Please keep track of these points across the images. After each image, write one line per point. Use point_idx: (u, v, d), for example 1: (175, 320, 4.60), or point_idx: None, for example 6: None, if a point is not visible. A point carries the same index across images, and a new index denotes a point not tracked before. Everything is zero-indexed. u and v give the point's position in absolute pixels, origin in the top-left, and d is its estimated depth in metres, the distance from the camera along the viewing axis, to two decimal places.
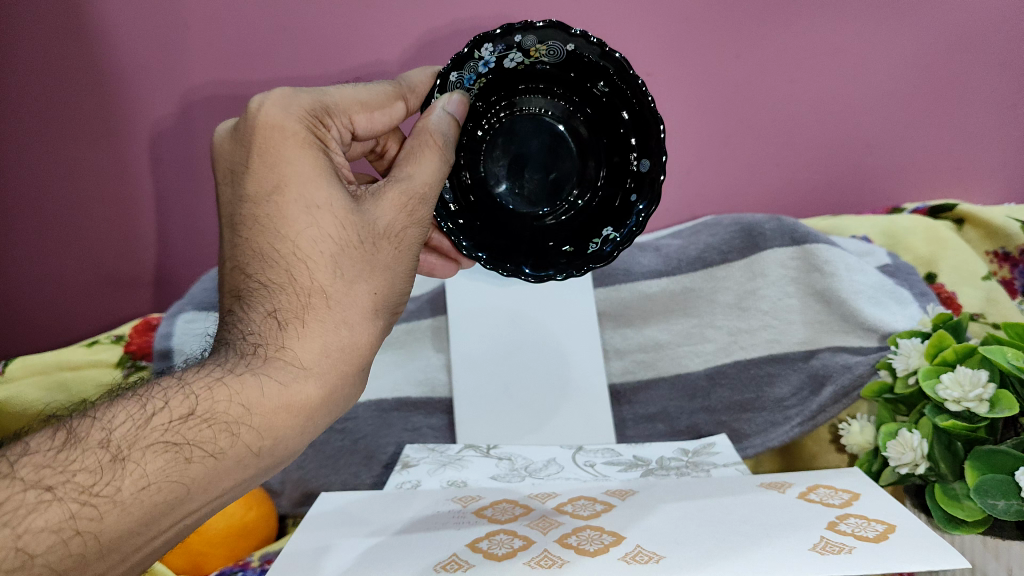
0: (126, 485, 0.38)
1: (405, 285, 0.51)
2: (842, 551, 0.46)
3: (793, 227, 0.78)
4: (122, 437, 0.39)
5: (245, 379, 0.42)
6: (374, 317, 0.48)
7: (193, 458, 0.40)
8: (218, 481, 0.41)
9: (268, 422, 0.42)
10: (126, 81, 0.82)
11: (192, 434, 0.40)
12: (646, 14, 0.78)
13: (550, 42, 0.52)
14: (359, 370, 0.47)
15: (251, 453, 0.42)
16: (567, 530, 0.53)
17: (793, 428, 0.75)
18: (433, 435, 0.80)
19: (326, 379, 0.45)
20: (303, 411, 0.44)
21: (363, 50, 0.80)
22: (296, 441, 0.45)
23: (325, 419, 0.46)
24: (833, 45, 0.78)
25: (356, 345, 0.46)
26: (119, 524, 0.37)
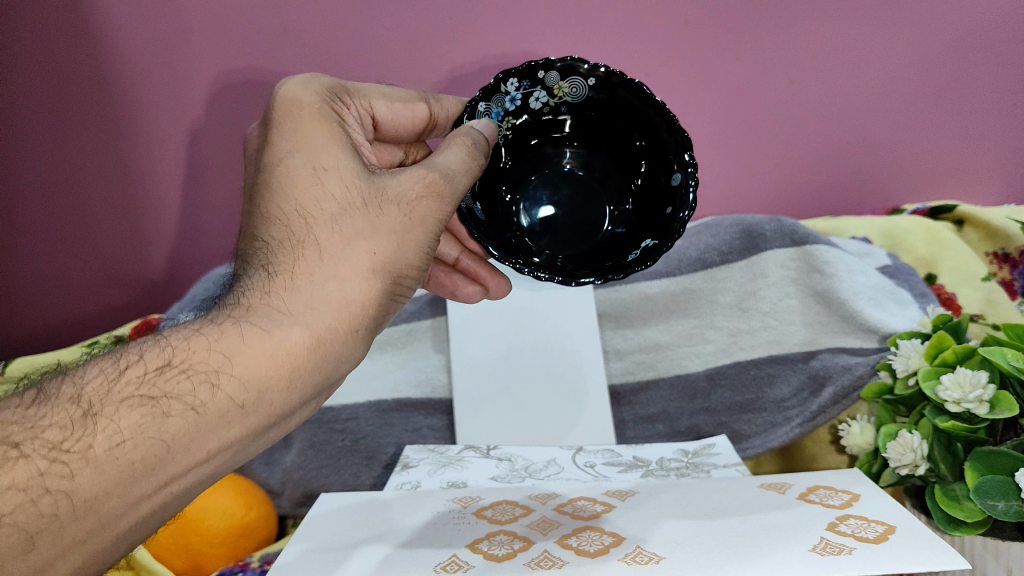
0: (99, 441, 0.37)
1: (416, 254, 0.48)
2: (842, 552, 0.46)
3: (793, 228, 0.78)
4: (95, 393, 0.39)
5: (229, 332, 0.41)
6: (372, 275, 0.46)
7: (172, 412, 0.39)
8: (202, 439, 0.40)
9: (250, 372, 0.41)
10: (127, 81, 0.82)
11: (170, 386, 0.39)
12: (646, 15, 0.78)
13: (572, 76, 0.54)
14: (354, 328, 0.45)
15: (236, 408, 0.40)
16: (567, 530, 0.53)
17: (793, 428, 0.74)
18: (434, 435, 0.80)
19: (314, 327, 0.43)
20: (290, 362, 0.42)
21: (364, 50, 0.80)
22: (286, 399, 0.43)
23: (318, 377, 0.44)
24: (832, 46, 0.78)
25: (351, 299, 0.45)
26: (92, 483, 0.37)
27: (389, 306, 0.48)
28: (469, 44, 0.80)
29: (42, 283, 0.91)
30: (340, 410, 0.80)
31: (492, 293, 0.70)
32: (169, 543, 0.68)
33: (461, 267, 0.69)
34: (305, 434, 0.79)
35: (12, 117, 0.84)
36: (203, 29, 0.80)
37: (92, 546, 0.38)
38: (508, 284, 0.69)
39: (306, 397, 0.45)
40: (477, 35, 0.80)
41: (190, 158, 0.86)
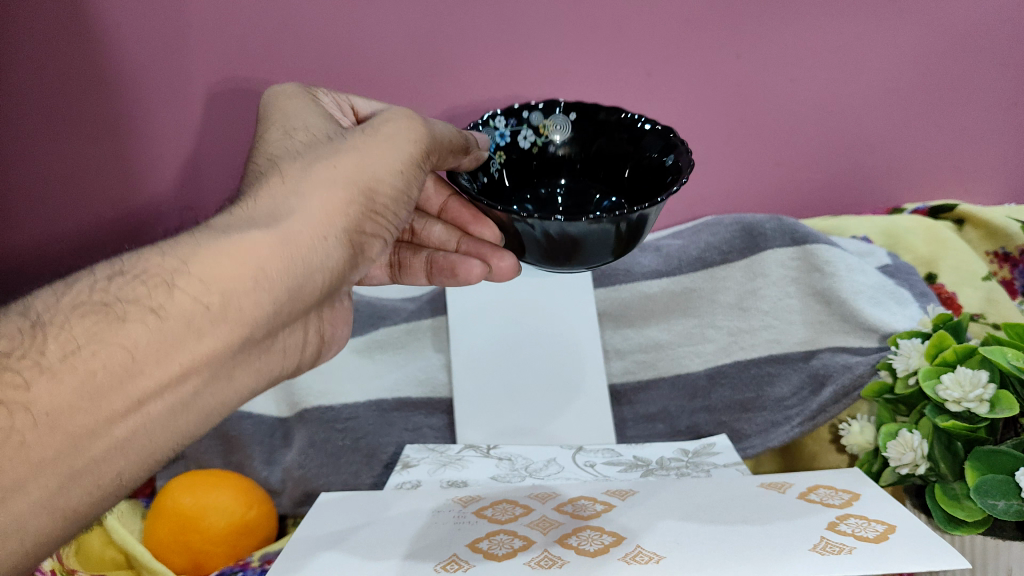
0: (52, 350, 0.34)
1: (389, 168, 0.45)
2: (842, 551, 0.46)
3: (793, 227, 0.79)
4: (46, 307, 0.36)
5: (189, 242, 0.38)
6: (338, 182, 0.43)
7: (129, 317, 0.35)
8: (170, 348, 0.36)
9: (210, 269, 0.37)
10: (127, 78, 0.82)
11: (124, 292, 0.36)
12: (647, 14, 0.78)
13: (553, 113, 0.65)
14: (325, 234, 0.42)
15: (201, 311, 0.36)
16: (567, 530, 0.53)
17: (793, 428, 0.74)
18: (434, 435, 0.80)
19: (280, 228, 0.40)
20: (258, 262, 0.38)
21: (364, 49, 0.80)
22: (260, 307, 0.39)
23: (292, 285, 0.40)
24: (833, 45, 0.78)
25: (318, 205, 0.42)
26: (53, 394, 0.33)
27: (369, 221, 0.45)
28: (469, 43, 0.80)
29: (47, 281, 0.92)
30: (341, 409, 0.80)
31: (497, 274, 0.60)
32: (169, 542, 0.68)
33: (462, 250, 0.62)
34: (306, 432, 0.79)
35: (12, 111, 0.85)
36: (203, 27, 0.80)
37: (68, 472, 0.34)
38: (510, 260, 0.59)
39: (284, 309, 0.40)
40: (477, 35, 0.80)
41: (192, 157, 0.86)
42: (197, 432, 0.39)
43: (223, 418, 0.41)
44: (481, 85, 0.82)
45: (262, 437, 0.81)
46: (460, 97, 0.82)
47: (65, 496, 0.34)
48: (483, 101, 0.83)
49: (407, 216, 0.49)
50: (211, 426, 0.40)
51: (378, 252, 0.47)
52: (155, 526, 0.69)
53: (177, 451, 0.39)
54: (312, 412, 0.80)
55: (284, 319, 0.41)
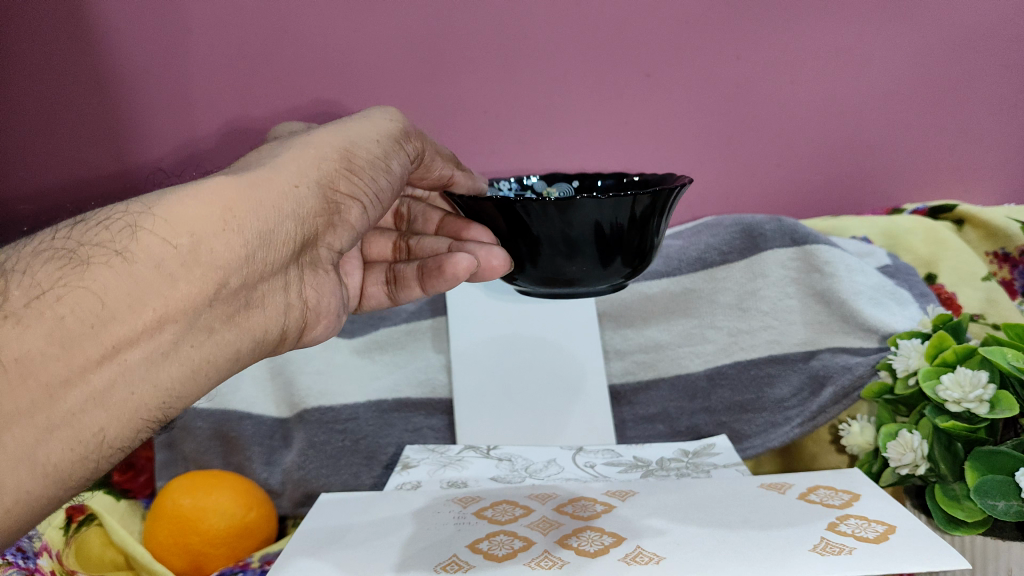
0: (16, 295, 0.33)
1: (357, 135, 0.47)
2: (843, 551, 0.46)
3: (793, 228, 0.78)
4: (7, 260, 0.35)
5: (155, 194, 0.38)
6: (305, 145, 0.44)
7: (95, 261, 0.34)
8: (143, 292, 0.34)
9: (177, 210, 0.36)
10: (127, 76, 0.82)
11: (88, 238, 0.35)
12: (647, 15, 0.79)
13: (556, 182, 0.64)
14: (294, 184, 0.42)
15: (171, 252, 0.35)
16: (567, 531, 0.53)
17: (793, 428, 0.74)
18: (433, 435, 0.80)
19: (250, 178, 0.40)
20: (226, 205, 0.38)
21: (365, 49, 0.80)
22: (233, 250, 0.38)
23: (263, 229, 0.39)
24: (832, 47, 0.79)
25: (283, 160, 0.42)
26: (22, 338, 0.32)
27: (342, 180, 0.45)
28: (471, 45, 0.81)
29: None
30: (340, 410, 0.80)
31: (483, 270, 0.52)
32: (169, 543, 0.68)
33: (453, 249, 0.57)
34: (306, 433, 0.79)
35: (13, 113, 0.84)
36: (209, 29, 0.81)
37: (43, 424, 0.32)
38: (500, 252, 0.52)
39: (258, 256, 0.39)
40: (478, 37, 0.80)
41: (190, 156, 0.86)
42: (182, 392, 0.37)
43: (210, 381, 0.39)
44: (481, 85, 0.82)
45: (261, 439, 0.81)
46: (461, 98, 0.82)
47: (41, 451, 0.32)
48: (482, 100, 0.83)
49: (387, 184, 0.48)
50: (196, 389, 0.38)
51: (357, 217, 0.47)
52: (155, 528, 0.69)
53: (161, 415, 0.36)
54: (311, 413, 0.80)
55: (260, 269, 0.40)
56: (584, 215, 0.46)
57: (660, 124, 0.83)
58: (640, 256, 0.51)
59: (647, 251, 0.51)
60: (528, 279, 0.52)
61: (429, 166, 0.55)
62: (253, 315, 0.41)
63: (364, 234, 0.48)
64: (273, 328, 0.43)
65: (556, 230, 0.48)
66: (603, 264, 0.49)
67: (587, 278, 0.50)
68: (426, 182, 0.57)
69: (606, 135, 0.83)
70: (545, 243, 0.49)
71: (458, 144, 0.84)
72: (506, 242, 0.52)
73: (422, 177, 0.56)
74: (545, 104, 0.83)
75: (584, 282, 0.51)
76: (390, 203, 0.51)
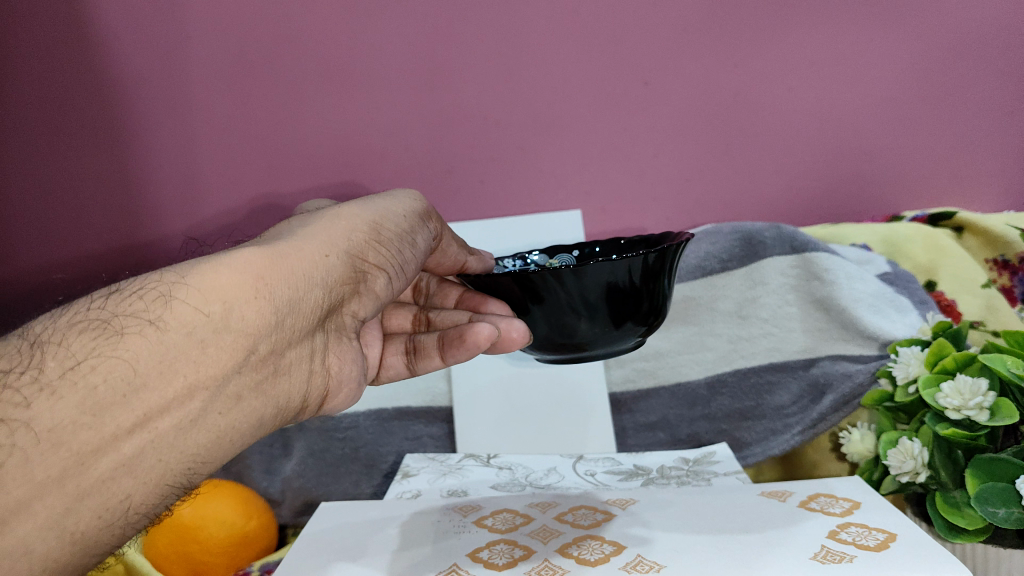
0: (50, 366, 0.33)
1: (386, 210, 0.47)
2: (844, 560, 0.46)
3: (793, 236, 0.77)
4: (42, 329, 0.35)
5: (187, 263, 0.38)
6: (336, 217, 0.45)
7: (128, 328, 0.35)
8: (174, 360, 0.35)
9: (207, 278, 0.37)
10: (136, 88, 0.84)
11: (121, 308, 0.36)
12: (645, 26, 0.80)
13: (557, 255, 0.64)
14: (325, 253, 0.42)
15: (203, 320, 0.36)
16: (567, 539, 0.53)
17: (793, 436, 0.75)
18: (434, 444, 0.80)
19: (281, 248, 0.40)
20: (257, 273, 0.38)
21: (368, 60, 0.82)
22: (263, 316, 0.38)
23: (293, 297, 0.40)
24: (828, 55, 0.80)
25: (317, 230, 0.43)
26: (56, 409, 0.32)
27: (372, 253, 0.45)
28: (472, 54, 0.82)
29: (42, 294, 0.90)
30: (340, 418, 0.79)
31: (503, 342, 0.53)
32: (170, 552, 0.68)
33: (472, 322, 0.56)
34: (306, 442, 0.79)
35: (24, 124, 0.86)
36: (216, 41, 0.82)
37: (74, 493, 0.32)
38: (520, 324, 0.52)
39: (286, 323, 0.39)
40: (480, 47, 0.81)
41: (194, 169, 0.86)
42: (207, 457, 0.37)
43: (234, 448, 0.39)
44: (482, 94, 0.83)
45: (261, 447, 0.80)
46: (462, 107, 0.83)
47: (71, 520, 0.32)
48: (482, 110, 0.83)
49: (412, 256, 0.49)
50: (220, 455, 0.38)
51: (382, 287, 0.47)
52: (156, 537, 0.69)
53: (185, 480, 0.37)
54: (312, 422, 0.79)
55: (287, 335, 0.40)
56: (598, 277, 0.47)
57: (660, 131, 0.83)
58: (653, 313, 0.51)
59: (658, 311, 0.52)
60: (543, 342, 0.52)
61: (446, 251, 0.56)
62: (279, 382, 0.41)
63: (388, 303, 0.48)
64: (297, 395, 0.43)
65: (571, 294, 0.48)
66: (615, 327, 0.50)
67: (599, 338, 0.50)
68: (441, 267, 0.57)
69: (606, 143, 0.84)
70: (560, 306, 0.49)
71: (458, 153, 0.84)
72: (519, 306, 0.52)
73: (438, 263, 0.57)
74: (544, 113, 0.83)
75: (595, 344, 0.51)
76: (414, 274, 0.50)
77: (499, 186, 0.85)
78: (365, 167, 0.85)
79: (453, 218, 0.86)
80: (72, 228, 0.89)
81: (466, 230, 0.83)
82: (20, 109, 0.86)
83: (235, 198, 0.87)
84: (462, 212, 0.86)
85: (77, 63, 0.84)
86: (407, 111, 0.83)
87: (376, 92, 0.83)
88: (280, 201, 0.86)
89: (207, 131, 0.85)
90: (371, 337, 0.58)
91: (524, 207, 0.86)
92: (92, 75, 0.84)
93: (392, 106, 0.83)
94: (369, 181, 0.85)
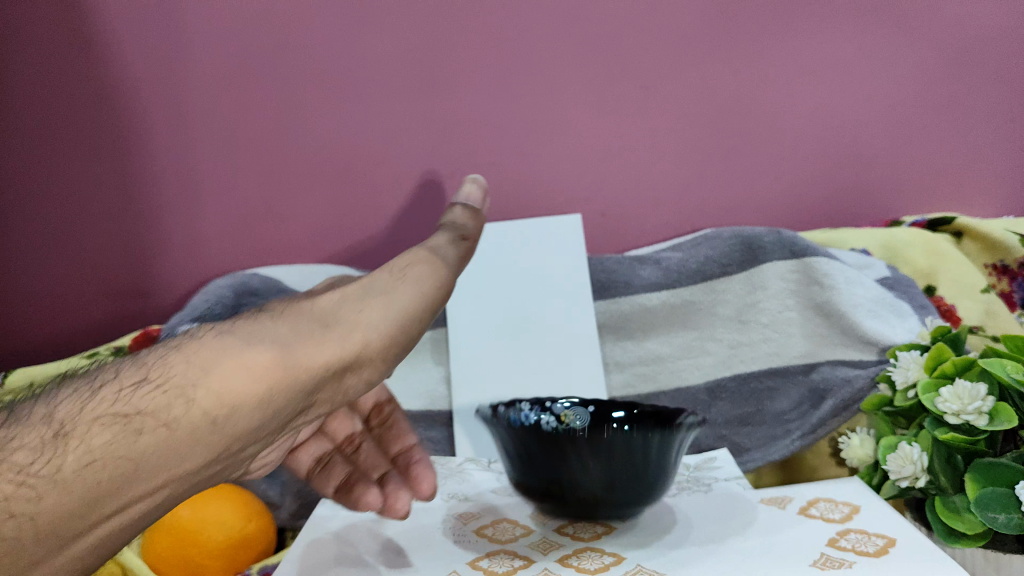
0: (70, 463, 0.29)
1: (422, 307, 0.41)
2: (843, 566, 0.46)
3: (793, 241, 0.78)
4: (67, 414, 0.30)
5: (218, 346, 0.33)
6: (374, 311, 0.39)
7: (144, 429, 0.30)
8: (171, 462, 0.31)
9: (234, 386, 0.32)
10: (137, 92, 0.84)
11: (144, 400, 0.30)
12: (646, 31, 0.80)
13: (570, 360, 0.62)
14: (347, 364, 0.37)
15: (210, 425, 0.31)
16: (567, 551, 0.52)
17: (793, 441, 0.74)
18: (433, 448, 0.79)
19: (317, 357, 0.35)
20: (277, 384, 0.33)
21: (370, 64, 0.83)
22: (261, 421, 0.34)
23: (296, 400, 0.35)
24: (826, 61, 0.81)
25: (355, 327, 0.37)
26: (52, 509, 0.28)
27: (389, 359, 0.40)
28: (472, 59, 0.82)
29: (41, 297, 0.90)
30: None
31: (387, 511, 0.55)
32: (169, 556, 0.67)
33: (399, 465, 0.59)
34: None
35: (22, 127, 0.86)
36: (218, 45, 0.83)
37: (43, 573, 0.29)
38: (404, 498, 0.55)
39: (277, 422, 0.35)
40: (482, 52, 0.82)
41: (195, 173, 0.86)
42: None
43: None
44: (483, 99, 0.83)
45: None
46: (463, 111, 0.83)
47: None
48: (483, 114, 0.83)
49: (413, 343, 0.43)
50: None
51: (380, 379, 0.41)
52: (155, 541, 0.68)
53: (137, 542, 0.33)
54: None
55: (274, 429, 0.36)
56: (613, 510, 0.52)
57: (661, 136, 0.83)
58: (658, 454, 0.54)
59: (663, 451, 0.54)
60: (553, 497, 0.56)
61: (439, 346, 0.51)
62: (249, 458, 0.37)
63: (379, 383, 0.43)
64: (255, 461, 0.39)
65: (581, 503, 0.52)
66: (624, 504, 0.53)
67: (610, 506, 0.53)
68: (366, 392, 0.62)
69: (607, 147, 0.84)
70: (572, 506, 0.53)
71: (459, 157, 0.85)
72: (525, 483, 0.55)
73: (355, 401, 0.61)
74: (544, 117, 0.83)
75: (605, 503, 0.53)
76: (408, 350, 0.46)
77: (500, 190, 0.86)
78: (366, 171, 0.85)
79: None
80: (69, 232, 0.88)
81: (467, 233, 0.83)
82: (18, 112, 0.85)
83: (235, 201, 0.87)
84: None
85: (76, 66, 0.84)
86: (408, 115, 0.84)
87: (378, 97, 0.83)
88: (281, 204, 0.87)
89: (208, 135, 0.85)
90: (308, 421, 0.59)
91: (524, 210, 0.86)
92: (93, 79, 0.84)
93: (394, 111, 0.84)
94: (371, 185, 0.86)
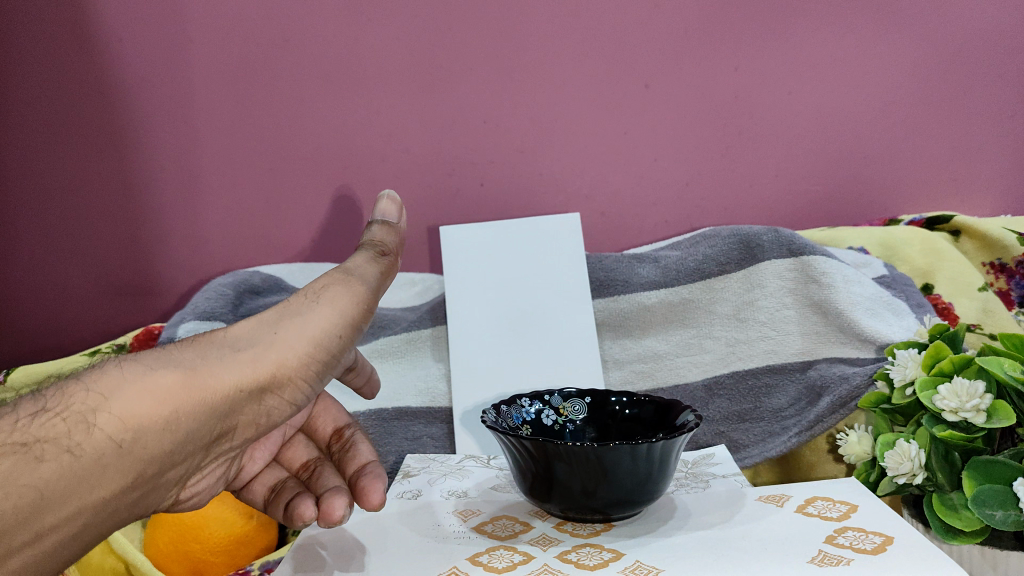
0: None
1: (343, 326, 0.39)
2: (840, 563, 0.46)
3: (791, 239, 0.78)
4: None
5: (123, 370, 0.32)
6: (289, 328, 0.37)
7: (44, 456, 0.29)
8: (76, 492, 0.30)
9: (139, 406, 0.31)
10: (137, 88, 0.84)
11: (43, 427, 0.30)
12: (646, 29, 0.81)
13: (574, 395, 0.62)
14: (266, 385, 0.36)
15: (116, 449, 0.30)
16: (566, 546, 0.52)
17: (790, 438, 0.72)
18: (434, 444, 0.78)
19: (229, 378, 0.34)
20: (187, 406, 0.32)
21: (370, 61, 0.83)
22: (174, 447, 0.33)
23: (212, 425, 0.34)
24: (826, 58, 0.81)
25: (270, 347, 0.36)
26: None
27: (314, 379, 0.38)
28: (473, 56, 0.82)
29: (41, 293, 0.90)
30: None
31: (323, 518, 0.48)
32: (169, 550, 0.68)
33: (351, 481, 0.52)
34: None
35: (25, 123, 0.86)
36: (219, 42, 0.83)
37: None
38: (338, 502, 0.48)
39: (195, 448, 0.34)
40: (482, 49, 0.82)
41: (195, 170, 0.86)
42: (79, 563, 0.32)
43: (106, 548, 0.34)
44: (483, 96, 0.83)
45: None
46: (463, 108, 0.84)
47: None
48: (483, 111, 0.84)
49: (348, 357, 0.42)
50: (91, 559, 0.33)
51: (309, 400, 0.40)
52: (155, 535, 0.69)
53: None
54: None
55: (194, 458, 0.35)
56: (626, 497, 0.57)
57: (661, 132, 0.84)
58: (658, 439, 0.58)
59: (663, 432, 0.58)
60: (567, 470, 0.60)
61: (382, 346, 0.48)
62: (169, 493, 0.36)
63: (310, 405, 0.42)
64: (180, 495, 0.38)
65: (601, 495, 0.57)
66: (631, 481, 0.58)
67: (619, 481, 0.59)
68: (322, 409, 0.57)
69: (607, 144, 0.84)
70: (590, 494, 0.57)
71: (458, 154, 0.85)
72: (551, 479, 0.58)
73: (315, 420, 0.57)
74: (544, 114, 0.84)
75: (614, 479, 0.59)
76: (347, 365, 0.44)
77: (499, 187, 0.86)
78: (365, 168, 0.85)
79: (453, 219, 0.86)
80: (70, 228, 0.88)
81: (467, 229, 0.83)
82: (20, 109, 0.86)
83: (234, 198, 0.87)
84: (463, 213, 0.86)
85: (79, 63, 0.84)
86: (408, 112, 0.84)
87: (378, 94, 0.84)
88: (280, 202, 0.87)
89: (208, 132, 0.85)
90: (261, 450, 0.54)
91: (524, 208, 0.86)
92: (94, 77, 0.85)
93: (394, 108, 0.84)
94: (371, 183, 0.86)
